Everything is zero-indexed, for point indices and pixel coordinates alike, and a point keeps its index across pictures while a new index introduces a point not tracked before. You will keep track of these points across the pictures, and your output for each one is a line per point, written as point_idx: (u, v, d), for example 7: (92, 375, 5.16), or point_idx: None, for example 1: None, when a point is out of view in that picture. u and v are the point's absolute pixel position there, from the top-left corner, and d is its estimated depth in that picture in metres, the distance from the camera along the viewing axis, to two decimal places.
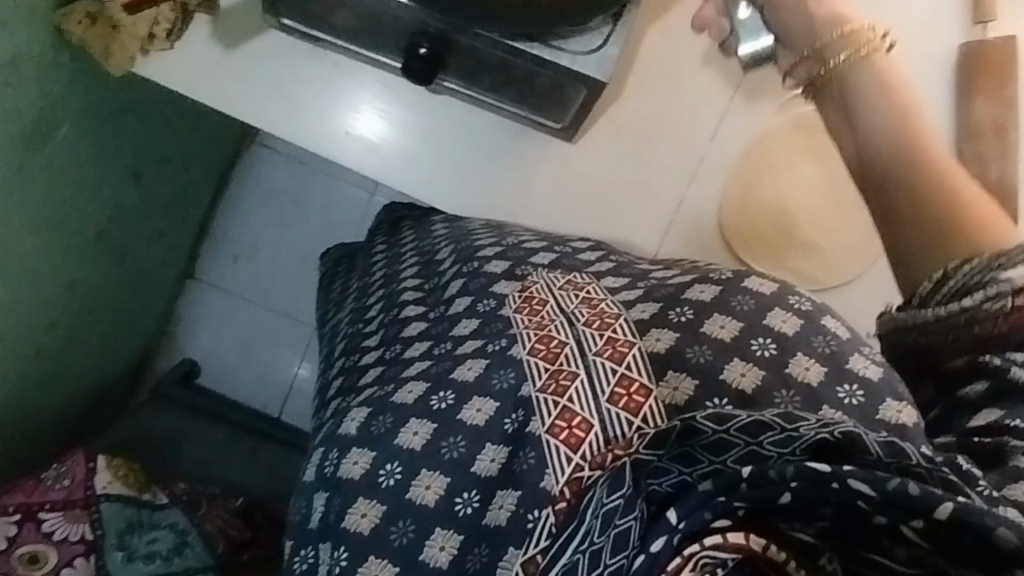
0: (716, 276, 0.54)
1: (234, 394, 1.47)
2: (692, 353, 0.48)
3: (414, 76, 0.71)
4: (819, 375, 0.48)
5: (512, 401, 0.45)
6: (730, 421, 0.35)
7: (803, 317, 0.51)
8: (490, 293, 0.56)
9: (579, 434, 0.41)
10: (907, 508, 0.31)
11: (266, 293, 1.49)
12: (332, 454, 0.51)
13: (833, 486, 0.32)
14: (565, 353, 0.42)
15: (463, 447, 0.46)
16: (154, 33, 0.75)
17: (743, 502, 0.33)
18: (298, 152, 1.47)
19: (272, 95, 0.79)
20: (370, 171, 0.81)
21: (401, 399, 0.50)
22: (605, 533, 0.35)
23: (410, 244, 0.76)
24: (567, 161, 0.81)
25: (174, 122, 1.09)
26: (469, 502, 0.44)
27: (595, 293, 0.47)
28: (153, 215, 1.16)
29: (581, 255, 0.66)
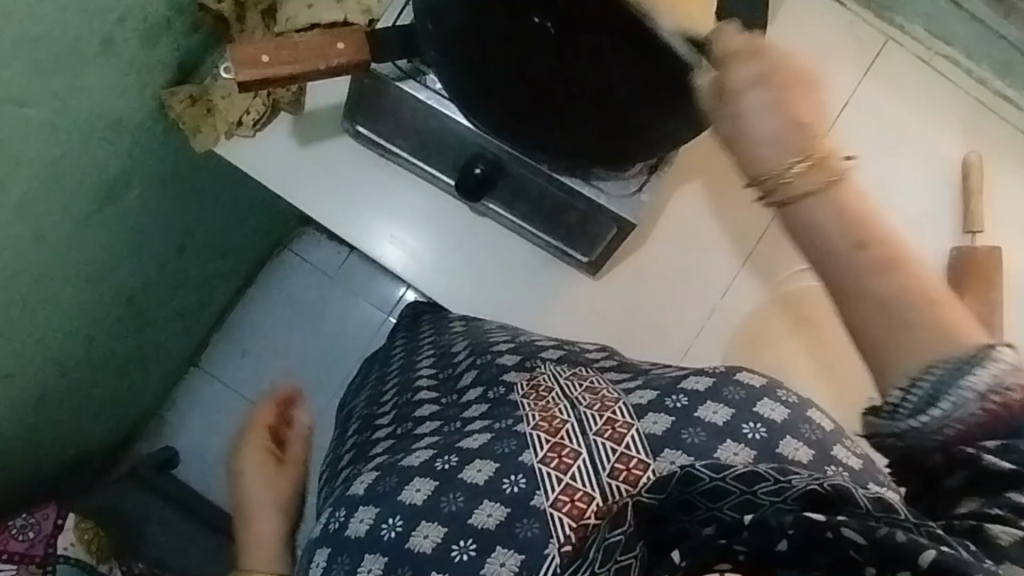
0: (710, 369, 0.54)
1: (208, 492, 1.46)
2: (687, 435, 0.50)
3: (466, 193, 0.80)
4: (807, 457, 0.49)
5: (512, 464, 0.49)
6: (726, 470, 0.39)
7: (790, 408, 0.52)
8: (501, 381, 0.60)
9: (580, 505, 0.46)
10: (894, 556, 0.36)
11: (265, 392, 1.50)
12: (340, 513, 0.55)
13: (828, 535, 0.37)
14: (567, 429, 0.49)
15: (461, 502, 0.49)
16: (242, 120, 0.85)
17: (741, 546, 0.39)
18: (326, 263, 1.54)
19: (331, 194, 0.88)
20: (407, 272, 0.88)
21: (410, 463, 0.54)
22: (606, 566, 0.39)
23: (428, 336, 0.80)
24: (587, 295, 0.88)
25: (228, 211, 1.17)
26: (465, 548, 0.47)
27: (595, 382, 0.55)
28: (181, 292, 1.22)
29: (588, 353, 0.70)
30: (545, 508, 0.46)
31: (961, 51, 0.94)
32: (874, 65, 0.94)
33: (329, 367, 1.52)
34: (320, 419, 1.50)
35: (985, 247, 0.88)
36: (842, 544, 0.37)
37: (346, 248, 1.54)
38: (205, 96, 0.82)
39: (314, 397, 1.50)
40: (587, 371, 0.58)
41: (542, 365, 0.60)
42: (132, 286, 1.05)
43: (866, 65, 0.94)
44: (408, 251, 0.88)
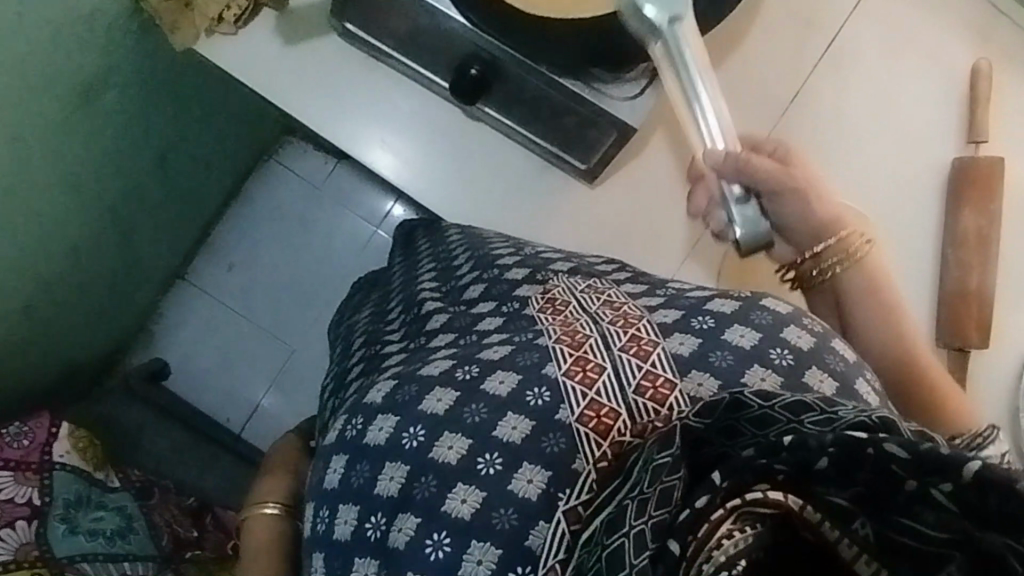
0: (736, 294, 0.53)
1: (200, 405, 1.46)
2: (715, 358, 0.49)
3: (460, 95, 0.76)
4: (831, 387, 0.49)
5: (536, 376, 0.48)
6: (777, 398, 0.37)
7: (816, 336, 0.51)
8: (514, 296, 0.59)
9: (607, 422, 0.46)
10: (938, 469, 0.33)
11: (254, 306, 1.49)
12: (355, 420, 0.51)
13: (868, 451, 0.34)
14: (591, 343, 0.48)
15: (485, 413, 0.47)
16: (223, 16, 0.79)
17: (780, 465, 0.38)
18: (313, 175, 1.51)
19: (321, 98, 0.84)
20: (400, 181, 0.86)
21: (428, 371, 0.51)
22: (652, 487, 0.36)
23: (426, 249, 0.80)
24: (584, 201, 0.86)
25: (210, 119, 1.13)
26: (492, 462, 0.45)
27: (614, 297, 0.54)
28: (166, 203, 1.19)
29: (598, 265, 0.68)
30: (571, 422, 0.46)
31: None
32: None
33: (317, 281, 1.50)
34: (312, 333, 1.50)
35: (988, 158, 0.85)
36: (883, 459, 0.34)
37: (332, 158, 1.50)
38: None
39: (303, 309, 1.50)
40: (602, 283, 0.58)
41: (557, 279, 0.59)
42: (115, 195, 1.02)
43: None
44: (399, 157, 0.85)
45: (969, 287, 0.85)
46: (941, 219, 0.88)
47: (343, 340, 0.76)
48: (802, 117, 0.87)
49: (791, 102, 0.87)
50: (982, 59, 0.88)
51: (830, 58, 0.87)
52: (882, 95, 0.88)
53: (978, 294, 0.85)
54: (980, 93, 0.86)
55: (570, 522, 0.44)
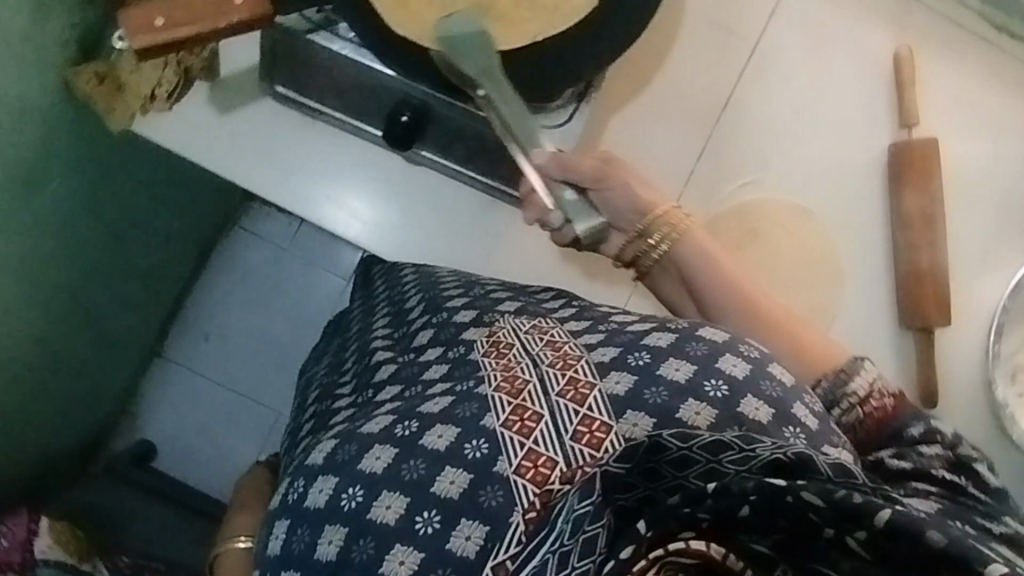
0: (673, 325, 0.56)
1: (189, 480, 1.45)
2: (651, 395, 0.51)
3: (394, 141, 0.77)
4: (767, 417, 0.51)
5: (473, 428, 0.50)
6: (694, 440, 0.41)
7: (752, 363, 0.53)
8: (460, 341, 0.60)
9: (544, 471, 0.48)
10: (852, 516, 0.39)
11: (233, 374, 1.49)
12: (298, 482, 0.53)
13: (788, 498, 0.39)
14: (529, 391, 0.51)
15: (422, 469, 0.49)
16: (155, 93, 0.81)
17: (705, 513, 0.41)
18: (278, 237, 1.51)
19: (261, 162, 0.85)
20: (348, 234, 0.86)
21: (369, 429, 0.53)
22: (574, 538, 0.41)
23: (382, 291, 0.80)
24: (532, 229, 0.87)
25: (162, 193, 1.14)
26: (430, 521, 0.47)
27: (556, 337, 0.57)
28: (128, 283, 1.19)
29: (545, 302, 0.67)
30: (509, 474, 0.48)
31: None
32: None
33: (294, 340, 1.50)
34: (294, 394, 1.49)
35: (921, 139, 0.87)
36: (800, 508, 0.39)
37: (296, 219, 1.50)
38: (113, 73, 0.78)
39: (284, 372, 1.49)
40: (548, 322, 0.60)
41: (501, 321, 0.60)
42: (74, 282, 1.02)
43: None
44: (348, 208, 0.86)
45: (920, 266, 0.86)
46: (885, 205, 0.89)
47: (305, 393, 0.78)
48: (733, 121, 0.89)
49: (722, 110, 0.88)
50: (904, 45, 0.90)
51: (754, 64, 0.89)
52: (807, 93, 0.90)
53: (931, 273, 0.86)
54: (905, 77, 0.88)
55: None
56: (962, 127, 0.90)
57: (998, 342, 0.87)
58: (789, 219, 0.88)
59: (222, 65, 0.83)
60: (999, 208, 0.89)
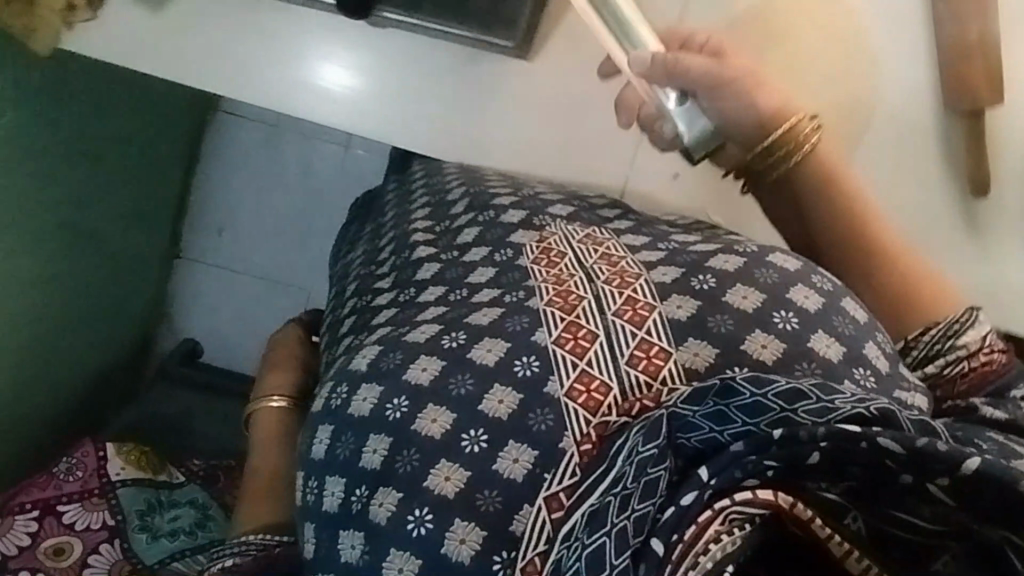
0: (740, 248, 0.51)
1: (242, 366, 1.49)
2: (714, 322, 0.47)
3: (350, 13, 0.69)
4: (817, 304, 0.48)
5: (525, 343, 0.46)
6: (769, 386, 0.35)
7: (825, 296, 0.49)
8: (508, 244, 0.58)
9: (597, 398, 0.44)
10: (932, 466, 0.34)
11: (254, 261, 1.47)
12: (340, 389, 0.51)
13: (862, 445, 0.34)
14: (583, 307, 0.47)
15: (471, 385, 0.46)
16: (73, 3, 0.71)
17: (771, 462, 0.35)
18: (263, 113, 1.41)
19: (215, 56, 0.76)
20: (325, 119, 0.78)
21: (414, 338, 0.50)
22: (636, 480, 0.36)
23: (421, 179, 0.77)
24: (524, 75, 0.78)
25: (127, 101, 1.06)
26: (477, 439, 0.44)
27: (613, 249, 0.52)
28: (124, 199, 1.15)
29: (601, 211, 0.67)
30: (560, 397, 0.44)
31: None
32: None
33: (313, 215, 1.45)
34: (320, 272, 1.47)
35: None
36: (877, 454, 0.34)
37: None
38: None
39: (305, 252, 1.46)
40: (602, 233, 0.56)
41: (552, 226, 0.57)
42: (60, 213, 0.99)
43: None
44: (319, 94, 0.77)
45: (970, 39, 0.76)
46: None
47: (338, 285, 0.76)
48: None
49: None
50: None
51: None
52: None
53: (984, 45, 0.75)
54: None
55: (552, 510, 0.43)
56: None
57: None
58: (824, 8, 0.78)
59: None
60: None
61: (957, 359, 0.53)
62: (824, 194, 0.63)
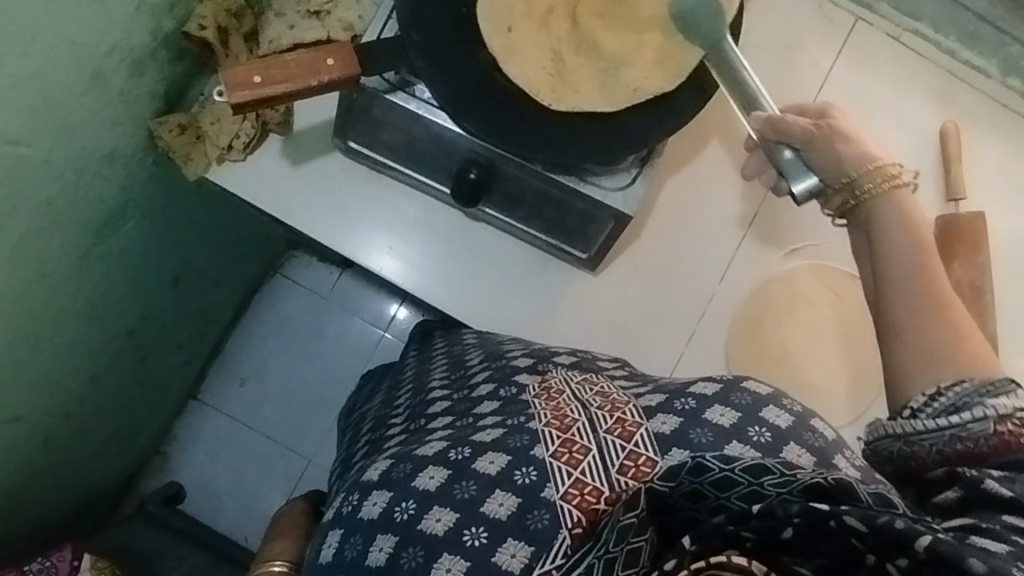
0: (719, 377, 0.57)
1: (216, 525, 1.44)
2: (696, 436, 0.52)
3: (463, 198, 0.80)
4: (789, 421, 0.54)
5: (524, 457, 0.50)
6: (736, 462, 0.42)
7: (795, 416, 0.54)
8: (513, 382, 0.62)
9: (589, 499, 0.48)
10: (893, 540, 0.40)
11: (267, 419, 1.49)
12: (353, 496, 0.54)
13: (831, 523, 0.40)
14: (578, 426, 0.51)
15: (474, 490, 0.49)
16: (232, 144, 0.85)
17: (748, 533, 0.42)
18: (318, 286, 1.53)
19: (330, 211, 0.88)
20: (409, 283, 0.88)
21: (423, 452, 0.54)
22: (620, 547, 0.42)
23: (441, 348, 0.83)
24: (587, 288, 0.89)
25: (217, 236, 1.17)
26: (478, 534, 0.47)
27: (605, 388, 0.58)
28: (180, 322, 1.22)
29: (600, 362, 0.72)
30: (555, 500, 0.48)
31: (929, 22, 0.94)
32: (847, 44, 0.94)
33: (334, 386, 1.51)
34: (326, 440, 1.49)
35: (968, 214, 0.89)
36: (845, 531, 0.40)
37: (337, 268, 1.53)
38: (194, 124, 0.83)
39: (318, 419, 1.50)
40: (596, 376, 0.61)
41: (554, 369, 0.62)
42: (131, 321, 1.05)
43: (839, 43, 0.93)
44: (405, 262, 0.89)
45: None
46: None
47: (355, 427, 0.78)
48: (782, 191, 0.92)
49: None
50: (948, 121, 0.93)
51: None
52: None
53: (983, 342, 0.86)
54: (951, 151, 0.91)
55: None
56: (1008, 201, 0.92)
57: None
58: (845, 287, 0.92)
59: (296, 120, 0.88)
60: None
61: (984, 417, 0.57)
62: (913, 259, 0.65)
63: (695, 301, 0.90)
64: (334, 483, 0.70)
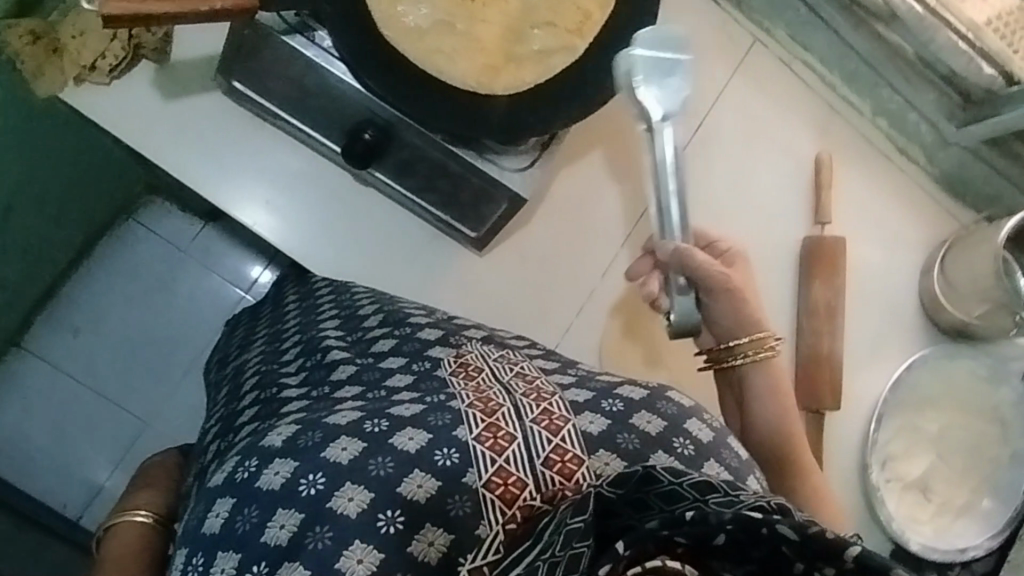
0: (645, 383, 0.56)
1: (29, 486, 1.30)
2: (622, 440, 0.50)
3: (353, 159, 0.76)
4: (708, 436, 0.54)
5: (447, 437, 0.47)
6: (685, 475, 0.37)
7: (714, 432, 0.55)
8: (426, 356, 0.59)
9: (513, 491, 0.44)
10: (824, 551, 0.34)
11: (102, 376, 1.36)
12: (248, 462, 0.48)
13: (762, 530, 0.35)
14: (503, 412, 0.47)
15: (391, 467, 0.45)
16: (97, 65, 0.76)
17: (681, 537, 0.37)
18: (175, 236, 1.40)
19: (204, 157, 0.80)
20: (285, 244, 0.84)
21: (334, 420, 0.49)
22: (565, 549, 0.37)
23: (326, 295, 0.78)
24: (469, 266, 0.87)
25: (61, 167, 1.04)
26: (393, 520, 0.44)
27: (527, 369, 0.54)
28: (5, 260, 1.08)
29: (511, 338, 0.68)
30: (477, 488, 0.45)
31: (818, 55, 0.99)
32: (743, 63, 0.97)
33: (183, 345, 1.39)
34: (168, 404, 1.37)
35: (832, 238, 0.95)
36: (774, 540, 0.35)
37: (199, 220, 1.41)
38: (50, 35, 0.74)
39: (160, 381, 1.38)
40: (515, 354, 0.58)
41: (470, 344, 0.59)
42: None
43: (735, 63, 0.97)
44: (283, 219, 0.83)
45: (821, 350, 0.94)
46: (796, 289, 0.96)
47: (233, 378, 0.71)
48: None
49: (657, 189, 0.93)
50: (824, 150, 0.99)
51: (697, 138, 0.95)
52: (739, 177, 0.96)
53: (830, 358, 0.94)
54: (824, 179, 0.96)
55: None
56: (863, 229, 1.00)
57: (878, 430, 0.96)
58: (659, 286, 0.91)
59: (176, 49, 0.79)
60: (886, 305, 1.00)
61: None
62: None
63: (583, 285, 0.90)
64: (192, 475, 0.63)
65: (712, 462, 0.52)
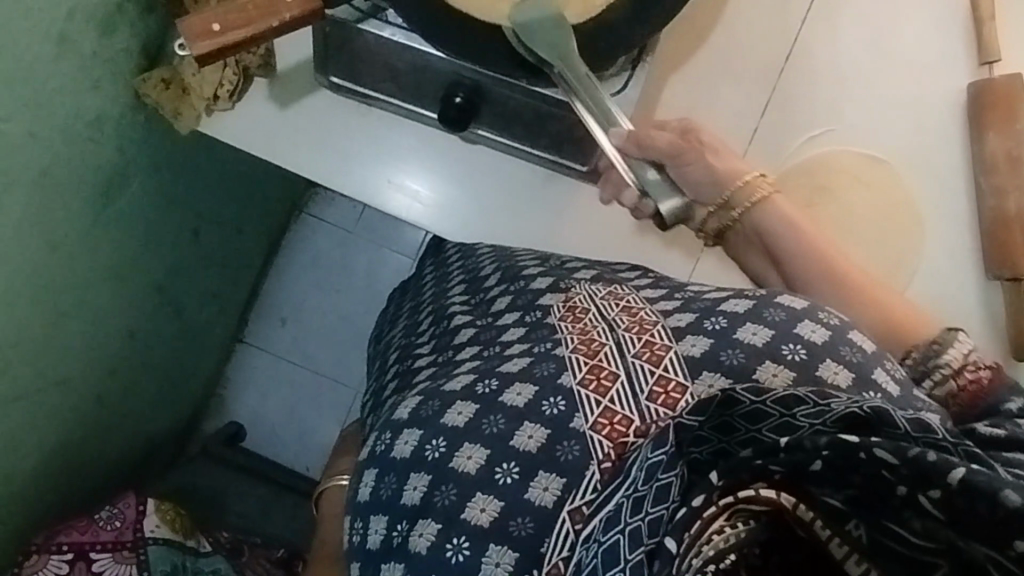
0: (750, 292, 0.53)
1: (277, 456, 1.51)
2: (726, 356, 0.49)
3: (450, 124, 0.77)
4: (824, 335, 0.50)
5: (552, 387, 0.49)
6: (767, 393, 0.40)
7: (832, 329, 0.51)
8: (537, 306, 0.60)
9: (619, 429, 0.47)
10: (925, 473, 0.37)
11: (311, 355, 1.53)
12: (385, 435, 0.54)
13: (861, 455, 0.38)
14: (606, 352, 0.50)
15: (502, 424, 0.49)
16: (218, 94, 0.83)
17: (777, 466, 0.40)
18: (343, 220, 1.53)
19: (325, 154, 0.86)
20: (414, 217, 0.87)
21: (450, 387, 0.53)
22: (648, 484, 0.40)
23: (456, 261, 0.82)
24: (589, 200, 0.87)
25: (227, 183, 1.16)
26: (509, 472, 0.47)
27: (633, 302, 0.55)
28: (210, 272, 1.25)
29: (622, 273, 0.67)
30: (586, 430, 0.47)
31: None
32: None
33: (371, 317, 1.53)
34: None
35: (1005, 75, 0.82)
36: (875, 465, 0.38)
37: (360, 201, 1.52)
38: (177, 77, 0.82)
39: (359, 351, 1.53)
40: (624, 288, 0.59)
41: (578, 286, 0.59)
42: (157, 277, 1.08)
43: None
44: (411, 193, 0.87)
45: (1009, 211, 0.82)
46: (967, 144, 0.85)
47: (382, 355, 0.79)
48: (795, 82, 0.85)
49: (778, 75, 0.85)
50: None
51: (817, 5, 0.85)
52: (871, 36, 0.85)
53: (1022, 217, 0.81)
54: (983, 9, 0.83)
55: (575, 522, 0.45)
56: None
57: None
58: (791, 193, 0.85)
59: (279, 61, 0.85)
60: None
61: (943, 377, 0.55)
62: None
63: None
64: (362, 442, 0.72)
65: (828, 362, 0.49)
